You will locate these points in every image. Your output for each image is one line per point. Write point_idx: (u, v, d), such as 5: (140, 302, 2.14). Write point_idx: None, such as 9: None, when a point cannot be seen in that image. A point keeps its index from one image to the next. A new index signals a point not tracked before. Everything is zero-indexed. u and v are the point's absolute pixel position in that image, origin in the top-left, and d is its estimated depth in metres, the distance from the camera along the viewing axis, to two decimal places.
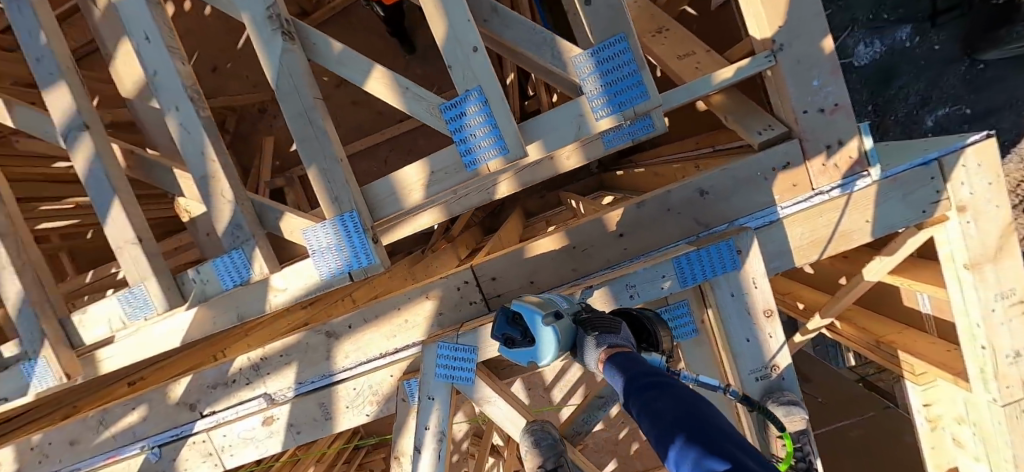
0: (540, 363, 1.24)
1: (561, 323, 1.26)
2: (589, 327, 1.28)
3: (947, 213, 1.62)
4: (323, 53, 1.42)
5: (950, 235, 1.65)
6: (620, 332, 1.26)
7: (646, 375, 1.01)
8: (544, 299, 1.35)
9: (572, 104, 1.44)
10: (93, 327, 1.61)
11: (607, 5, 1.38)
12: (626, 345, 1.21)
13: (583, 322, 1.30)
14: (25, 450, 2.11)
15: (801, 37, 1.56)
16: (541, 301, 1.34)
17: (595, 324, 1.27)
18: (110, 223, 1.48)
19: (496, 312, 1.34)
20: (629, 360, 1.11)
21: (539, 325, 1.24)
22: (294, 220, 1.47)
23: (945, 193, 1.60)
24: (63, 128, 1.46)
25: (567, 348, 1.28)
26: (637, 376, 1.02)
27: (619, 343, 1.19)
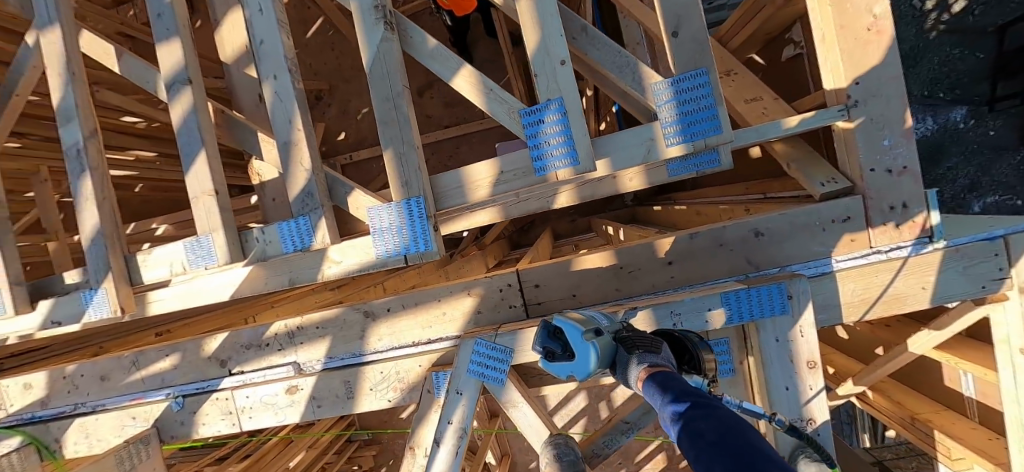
0: (579, 378, 1.19)
1: (602, 341, 1.21)
2: (630, 345, 1.23)
3: (1008, 293, 1.59)
4: (417, 47, 1.51)
5: (1008, 317, 1.60)
6: (662, 352, 1.22)
7: (686, 393, 1.00)
8: (587, 317, 1.30)
9: (645, 128, 1.48)
10: (154, 269, 1.69)
11: (694, 39, 1.43)
12: (667, 364, 1.16)
13: (625, 341, 1.25)
14: (58, 377, 2.19)
15: (876, 97, 1.59)
16: (581, 315, 1.29)
17: (637, 344, 1.22)
18: (192, 173, 1.57)
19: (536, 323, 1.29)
20: (668, 378, 1.10)
21: (581, 342, 1.20)
22: (362, 198, 1.53)
23: (1008, 271, 1.57)
24: (168, 80, 1.58)
25: (606, 365, 1.24)
26: (676, 393, 1.01)
27: (660, 362, 1.14)
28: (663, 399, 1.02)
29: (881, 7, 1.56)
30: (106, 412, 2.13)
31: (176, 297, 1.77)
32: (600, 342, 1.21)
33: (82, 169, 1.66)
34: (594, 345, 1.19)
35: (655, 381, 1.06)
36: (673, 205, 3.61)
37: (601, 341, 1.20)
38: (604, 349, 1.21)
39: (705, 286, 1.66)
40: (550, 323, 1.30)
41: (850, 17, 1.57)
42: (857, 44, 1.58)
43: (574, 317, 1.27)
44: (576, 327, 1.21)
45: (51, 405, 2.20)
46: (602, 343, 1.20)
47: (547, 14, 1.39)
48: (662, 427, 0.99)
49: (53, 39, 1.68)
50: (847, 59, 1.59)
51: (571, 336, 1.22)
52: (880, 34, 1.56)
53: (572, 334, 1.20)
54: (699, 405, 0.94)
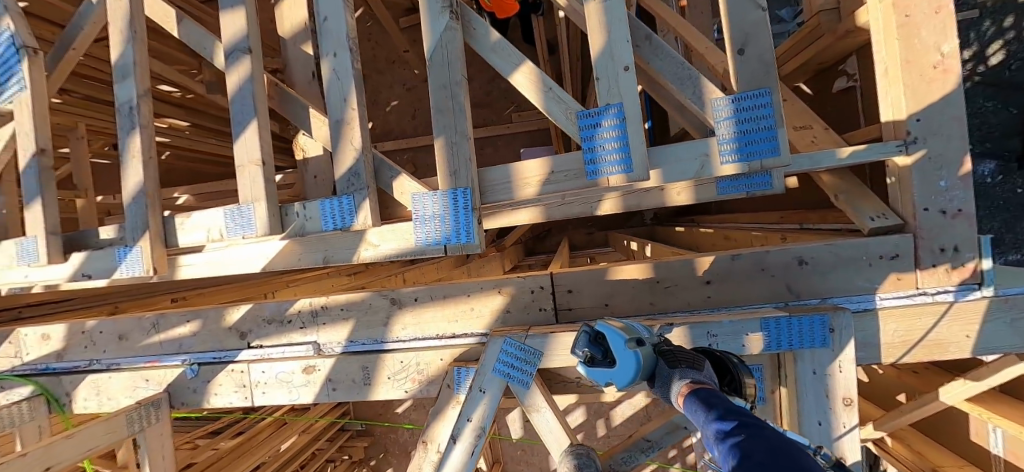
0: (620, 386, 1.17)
1: (644, 351, 1.18)
2: (673, 358, 1.19)
3: None
4: (479, 39, 1.51)
5: None
6: (704, 369, 1.18)
7: (731, 412, 0.96)
8: (628, 324, 1.27)
9: (701, 143, 1.46)
10: (191, 232, 1.69)
11: (760, 59, 1.42)
12: (710, 383, 1.13)
13: (667, 353, 1.21)
14: (76, 332, 2.18)
15: (936, 136, 1.56)
16: (624, 322, 1.25)
17: (680, 358, 1.19)
18: (242, 141, 1.57)
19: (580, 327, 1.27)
20: (711, 396, 1.06)
21: (624, 350, 1.17)
22: (406, 183, 1.52)
23: None
24: (228, 47, 1.58)
25: (646, 376, 1.21)
26: (721, 412, 0.97)
27: (703, 381, 1.11)
28: (707, 416, 0.97)
29: (950, 47, 1.54)
30: (120, 371, 2.13)
31: (206, 264, 1.76)
32: (642, 352, 1.18)
33: (132, 127, 1.67)
34: (637, 354, 1.16)
35: (698, 397, 1.01)
36: (698, 227, 3.58)
37: (643, 352, 1.17)
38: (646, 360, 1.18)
39: (742, 310, 1.63)
40: (591, 328, 1.27)
41: (917, 53, 1.55)
42: (922, 80, 1.56)
43: (616, 323, 1.24)
44: (619, 334, 1.17)
45: (66, 359, 2.20)
46: (644, 354, 1.17)
47: (616, 18, 1.38)
48: (703, 445, 0.96)
49: None
50: (910, 95, 1.56)
51: (613, 344, 1.19)
52: (946, 73, 1.54)
53: (615, 341, 1.17)
54: (746, 426, 0.90)
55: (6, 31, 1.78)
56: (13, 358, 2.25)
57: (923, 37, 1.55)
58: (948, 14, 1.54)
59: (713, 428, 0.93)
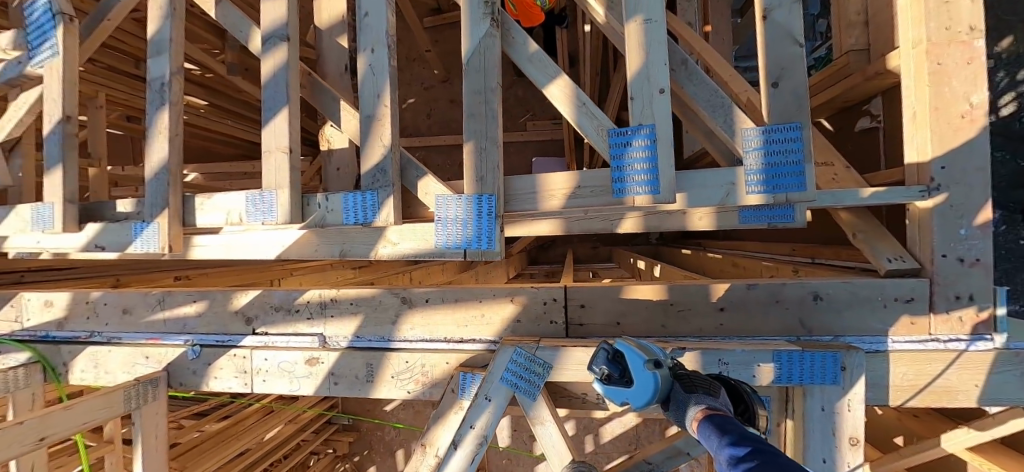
0: (636, 407, 1.15)
1: (663, 373, 1.18)
2: (689, 383, 1.19)
3: None
4: (517, 48, 1.52)
5: None
6: (720, 396, 1.17)
7: (745, 438, 0.94)
8: (644, 343, 1.27)
9: (728, 171, 1.46)
10: (210, 214, 1.69)
11: (794, 93, 1.43)
12: (725, 409, 1.10)
13: (683, 378, 1.22)
14: (80, 302, 2.17)
15: (959, 184, 1.57)
16: (642, 343, 1.25)
17: (697, 383, 1.19)
18: (271, 127, 1.57)
19: (598, 343, 1.23)
20: (726, 422, 1.04)
21: (643, 370, 1.16)
22: (432, 185, 1.53)
23: None
24: (266, 33, 1.59)
25: (660, 399, 1.20)
26: (735, 437, 0.95)
27: (717, 406, 1.10)
28: (720, 441, 0.96)
29: (978, 97, 1.56)
30: (120, 346, 2.11)
31: (221, 246, 1.75)
32: (660, 374, 1.17)
33: (161, 103, 1.67)
34: (655, 375, 1.16)
35: (713, 421, 1.00)
36: (705, 251, 3.59)
37: (662, 373, 1.17)
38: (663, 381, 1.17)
39: (753, 340, 1.62)
40: (610, 345, 1.25)
41: (946, 101, 1.57)
42: (949, 128, 1.57)
43: (635, 343, 1.24)
44: (639, 353, 1.17)
45: (67, 329, 2.18)
46: (662, 375, 1.17)
47: (655, 40, 1.39)
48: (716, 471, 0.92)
49: None
50: (937, 141, 1.58)
51: (632, 362, 1.18)
52: (973, 123, 1.56)
53: (634, 360, 1.16)
54: (759, 451, 0.87)
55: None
56: (13, 322, 2.23)
57: (954, 85, 1.57)
58: (979, 65, 1.56)
59: (726, 453, 0.91)
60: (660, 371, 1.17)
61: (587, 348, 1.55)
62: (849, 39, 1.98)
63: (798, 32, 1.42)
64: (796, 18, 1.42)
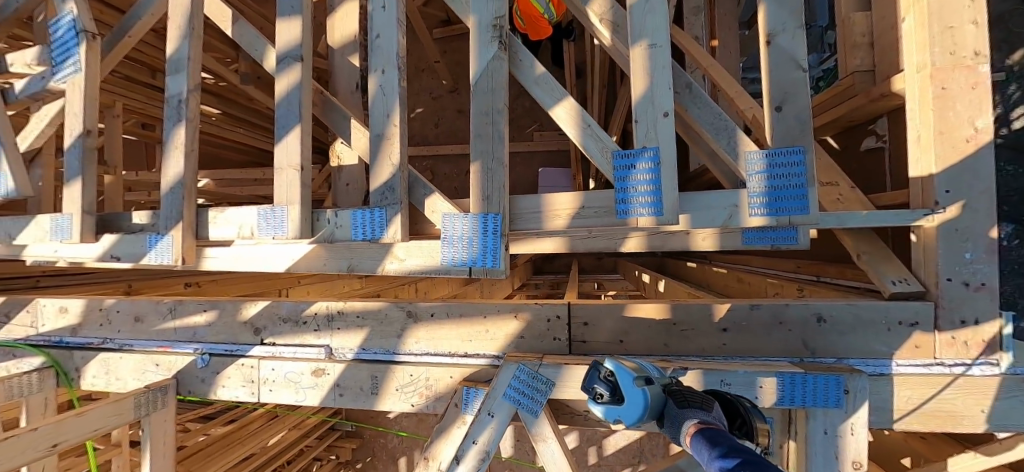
0: (628, 425, 1.14)
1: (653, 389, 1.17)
2: (682, 399, 1.17)
3: None
4: (524, 70, 1.55)
5: None
6: (714, 411, 1.14)
7: (735, 449, 0.91)
8: (637, 362, 1.28)
9: (731, 193, 1.48)
10: (222, 227, 1.73)
11: (797, 118, 1.45)
12: (718, 422, 1.08)
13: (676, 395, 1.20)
14: (93, 309, 2.21)
15: (963, 208, 1.58)
16: (634, 362, 1.26)
17: (689, 398, 1.17)
18: (284, 144, 1.62)
19: (589, 363, 1.27)
20: (718, 435, 1.01)
21: (632, 386, 1.17)
22: (439, 203, 1.56)
23: None
24: (281, 54, 1.64)
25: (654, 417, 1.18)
26: (725, 449, 0.92)
27: (710, 419, 1.08)
28: (710, 454, 0.93)
29: (983, 122, 1.57)
30: (131, 353, 2.15)
31: (231, 258, 1.79)
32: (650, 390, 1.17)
33: (179, 120, 1.72)
34: (645, 391, 1.15)
35: (704, 434, 0.97)
36: (710, 265, 3.59)
37: (651, 389, 1.16)
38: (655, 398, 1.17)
39: (756, 361, 1.63)
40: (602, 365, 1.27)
41: (950, 124, 1.58)
42: (954, 152, 1.58)
43: (626, 362, 1.25)
44: (628, 370, 1.18)
45: (80, 335, 2.23)
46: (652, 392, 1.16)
47: (660, 66, 1.42)
48: None
49: None
50: (941, 165, 1.59)
51: (622, 380, 1.19)
52: (977, 147, 1.57)
53: (623, 377, 1.17)
54: (748, 460, 0.85)
55: (69, 14, 1.85)
56: (29, 327, 2.29)
57: (958, 110, 1.58)
58: (983, 90, 1.57)
59: (715, 464, 0.88)
60: (649, 388, 1.17)
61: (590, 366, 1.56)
62: (854, 61, 1.99)
63: (801, 57, 1.44)
64: (800, 43, 1.44)
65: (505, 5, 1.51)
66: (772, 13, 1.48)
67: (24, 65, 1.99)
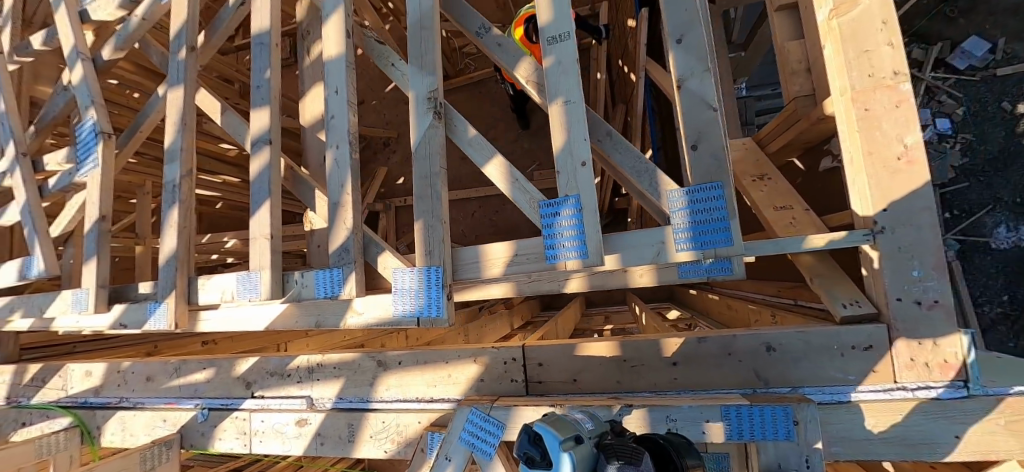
0: None
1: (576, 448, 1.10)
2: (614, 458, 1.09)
3: None
4: (459, 133, 1.71)
5: None
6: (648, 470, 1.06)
7: None
8: (567, 417, 1.20)
9: (658, 230, 1.54)
10: (210, 293, 1.95)
11: (713, 155, 1.51)
12: None
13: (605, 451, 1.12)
14: (113, 371, 2.47)
15: (904, 226, 1.56)
16: (563, 418, 1.19)
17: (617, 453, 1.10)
18: (257, 217, 1.83)
19: (518, 424, 1.17)
20: None
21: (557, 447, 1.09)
22: (390, 259, 1.70)
23: None
24: (254, 138, 1.88)
25: None
26: None
27: None
28: None
29: (913, 138, 1.58)
30: (143, 410, 2.36)
31: (218, 320, 1.98)
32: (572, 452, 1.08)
33: (174, 202, 1.98)
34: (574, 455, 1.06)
35: None
36: (708, 292, 3.54)
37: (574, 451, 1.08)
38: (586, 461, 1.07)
39: (708, 394, 1.63)
40: (531, 425, 1.19)
41: (878, 144, 1.60)
42: (886, 172, 1.59)
43: (555, 420, 1.16)
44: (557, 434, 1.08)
45: (102, 395, 2.48)
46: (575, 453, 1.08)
47: (575, 120, 1.54)
48: None
49: (177, 95, 2.07)
50: (876, 185, 1.59)
51: (551, 443, 1.10)
52: (910, 164, 1.57)
53: (552, 442, 1.07)
54: None
55: (91, 119, 2.19)
56: (62, 389, 2.58)
57: (885, 129, 1.60)
58: (909, 107, 1.59)
59: None
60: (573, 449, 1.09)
61: (538, 407, 1.62)
62: (794, 87, 2.06)
63: (710, 98, 1.52)
64: (708, 85, 1.53)
65: (437, 79, 1.69)
66: (680, 60, 1.58)
67: (61, 163, 2.36)
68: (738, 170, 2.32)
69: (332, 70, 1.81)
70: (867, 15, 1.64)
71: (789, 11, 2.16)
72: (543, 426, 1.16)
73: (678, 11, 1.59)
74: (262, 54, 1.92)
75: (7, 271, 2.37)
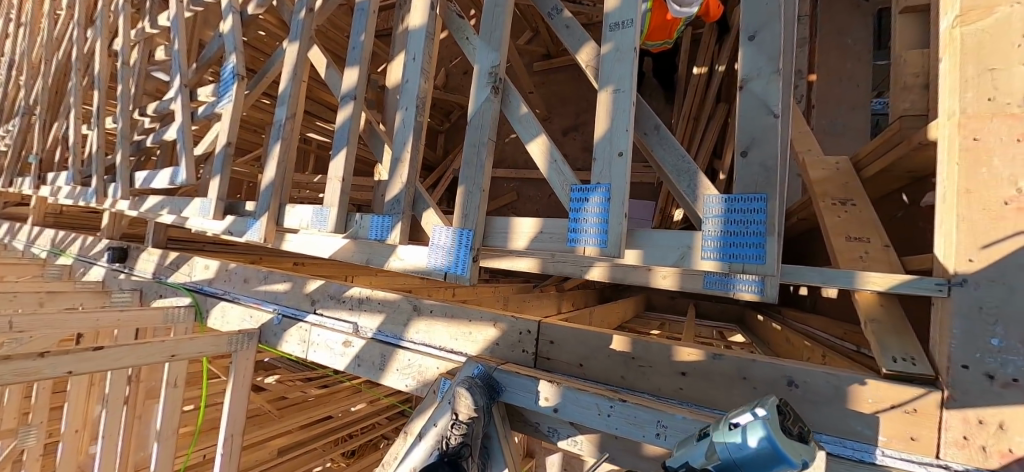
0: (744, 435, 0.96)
1: (808, 453, 0.96)
2: (793, 422, 1.01)
3: None
4: (512, 110, 1.82)
5: None
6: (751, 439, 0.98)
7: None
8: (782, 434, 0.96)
9: (687, 234, 1.52)
10: (293, 218, 2.32)
11: (762, 163, 1.39)
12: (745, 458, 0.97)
13: (787, 413, 1.01)
14: (222, 269, 3.07)
15: (994, 283, 1.28)
16: (776, 433, 0.94)
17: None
18: (336, 159, 2.14)
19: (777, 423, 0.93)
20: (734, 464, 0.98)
21: (787, 455, 0.90)
22: (433, 217, 1.89)
23: None
24: (345, 93, 2.19)
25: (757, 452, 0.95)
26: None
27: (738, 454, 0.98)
28: None
29: None
30: (238, 304, 2.93)
31: (298, 241, 2.37)
32: (765, 411, 0.96)
33: (279, 137, 2.38)
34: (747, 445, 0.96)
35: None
36: (773, 322, 3.23)
37: (776, 420, 0.94)
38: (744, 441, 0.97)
39: (710, 412, 1.59)
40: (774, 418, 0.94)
41: (982, 182, 1.32)
42: (983, 216, 1.31)
43: (770, 423, 0.93)
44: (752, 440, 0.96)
45: (213, 286, 3.10)
46: (774, 419, 0.94)
47: (619, 109, 1.54)
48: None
49: (293, 49, 2.45)
50: (966, 228, 1.32)
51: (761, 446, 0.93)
52: (1020, 212, 1.28)
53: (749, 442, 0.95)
54: None
55: (233, 63, 2.68)
56: (189, 275, 3.26)
57: (995, 164, 1.31)
58: None
59: None
60: (773, 417, 0.94)
61: (537, 378, 1.75)
62: (903, 104, 1.80)
63: (771, 102, 1.40)
64: (774, 88, 1.40)
65: (500, 56, 1.81)
66: (747, 59, 1.46)
67: (210, 96, 2.95)
68: (819, 192, 2.13)
69: (414, 41, 2.04)
70: (1003, 27, 1.35)
71: (918, 15, 1.85)
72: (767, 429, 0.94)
73: (758, 3, 1.46)
74: (362, 20, 2.20)
75: (162, 176, 3.03)
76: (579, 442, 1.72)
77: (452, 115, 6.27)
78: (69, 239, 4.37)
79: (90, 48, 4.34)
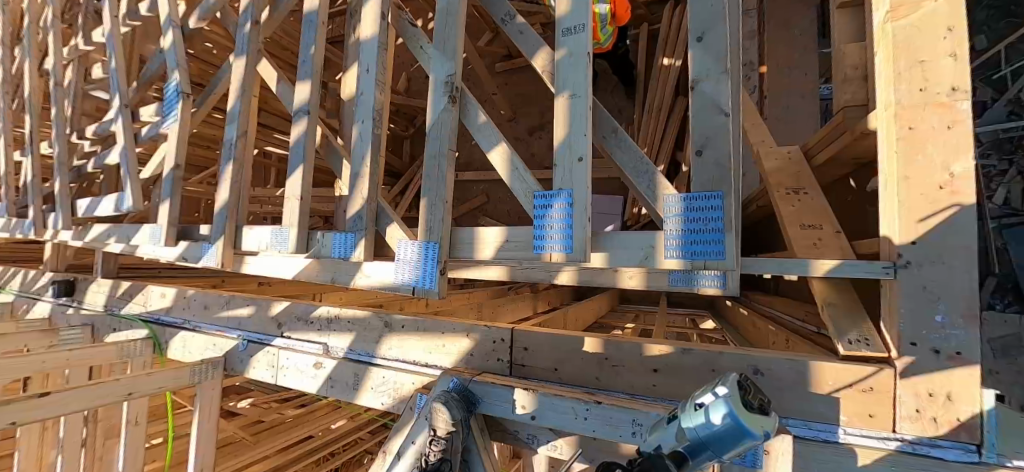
0: (710, 415, 0.95)
1: (770, 424, 0.98)
2: (754, 395, 1.01)
3: None
4: (471, 119, 1.80)
5: None
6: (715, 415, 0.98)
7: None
8: (747, 410, 0.95)
9: (650, 234, 1.54)
10: (251, 240, 2.23)
11: (716, 162, 1.43)
12: (710, 438, 0.96)
13: (747, 388, 1.02)
14: (180, 296, 2.92)
15: (935, 263, 1.35)
16: (742, 413, 0.93)
17: (652, 467, 0.94)
18: (293, 177, 2.08)
19: (736, 398, 0.94)
20: (702, 444, 0.98)
21: (750, 430, 0.92)
22: (397, 230, 1.85)
23: None
24: (297, 109, 2.12)
25: (724, 431, 0.94)
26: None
27: (705, 434, 0.97)
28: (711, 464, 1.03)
29: (963, 166, 1.35)
30: (199, 333, 2.80)
31: (258, 264, 2.28)
32: (729, 391, 0.96)
33: (230, 158, 2.29)
34: (712, 424, 0.95)
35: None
36: (740, 307, 3.32)
37: (737, 396, 0.94)
38: (707, 422, 0.97)
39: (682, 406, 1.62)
40: (735, 393, 0.95)
41: (918, 169, 1.39)
42: (922, 201, 1.38)
43: (736, 401, 0.93)
44: (717, 420, 0.95)
45: (171, 315, 2.95)
46: (735, 396, 0.95)
47: (577, 114, 1.54)
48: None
49: (239, 63, 2.35)
50: (907, 213, 1.38)
51: (727, 425, 0.93)
52: (954, 195, 1.35)
53: (714, 424, 0.95)
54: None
55: (176, 80, 2.54)
56: (144, 306, 3.09)
57: (929, 152, 1.39)
58: (963, 129, 1.36)
59: None
60: (734, 394, 0.95)
61: (513, 387, 1.74)
62: (845, 95, 1.87)
63: (722, 102, 1.43)
64: (723, 88, 1.43)
65: (456, 65, 1.78)
66: (696, 60, 1.49)
67: (153, 116, 2.79)
68: (774, 182, 2.20)
69: (367, 52, 1.99)
70: (927, 24, 1.43)
71: (853, 10, 1.94)
72: (730, 408, 0.93)
73: (704, 6, 1.49)
74: (311, 33, 2.13)
75: (106, 203, 2.85)
76: (558, 446, 1.73)
77: (415, 120, 6.18)
78: (8, 274, 4.07)
79: (18, 69, 4.05)
